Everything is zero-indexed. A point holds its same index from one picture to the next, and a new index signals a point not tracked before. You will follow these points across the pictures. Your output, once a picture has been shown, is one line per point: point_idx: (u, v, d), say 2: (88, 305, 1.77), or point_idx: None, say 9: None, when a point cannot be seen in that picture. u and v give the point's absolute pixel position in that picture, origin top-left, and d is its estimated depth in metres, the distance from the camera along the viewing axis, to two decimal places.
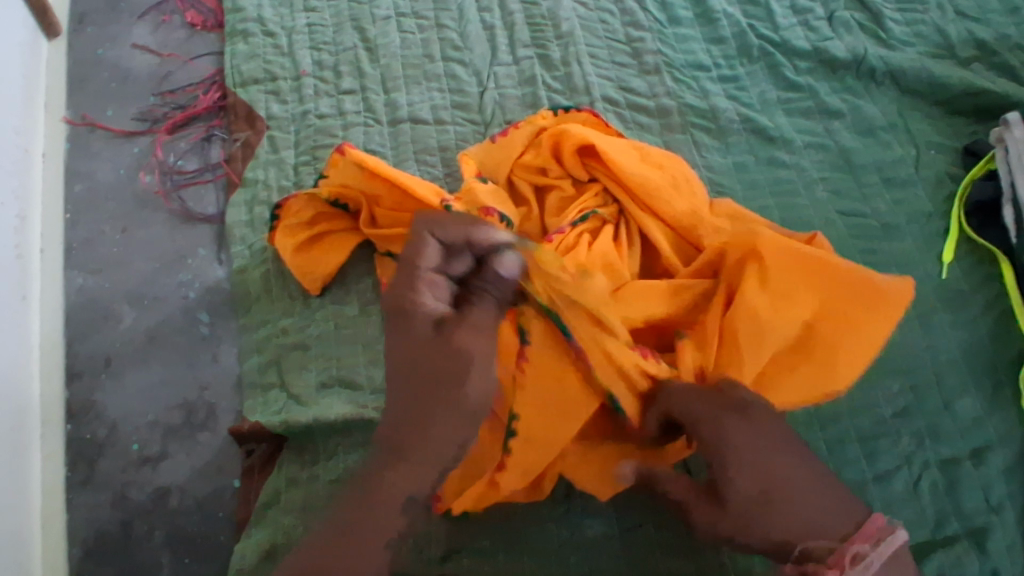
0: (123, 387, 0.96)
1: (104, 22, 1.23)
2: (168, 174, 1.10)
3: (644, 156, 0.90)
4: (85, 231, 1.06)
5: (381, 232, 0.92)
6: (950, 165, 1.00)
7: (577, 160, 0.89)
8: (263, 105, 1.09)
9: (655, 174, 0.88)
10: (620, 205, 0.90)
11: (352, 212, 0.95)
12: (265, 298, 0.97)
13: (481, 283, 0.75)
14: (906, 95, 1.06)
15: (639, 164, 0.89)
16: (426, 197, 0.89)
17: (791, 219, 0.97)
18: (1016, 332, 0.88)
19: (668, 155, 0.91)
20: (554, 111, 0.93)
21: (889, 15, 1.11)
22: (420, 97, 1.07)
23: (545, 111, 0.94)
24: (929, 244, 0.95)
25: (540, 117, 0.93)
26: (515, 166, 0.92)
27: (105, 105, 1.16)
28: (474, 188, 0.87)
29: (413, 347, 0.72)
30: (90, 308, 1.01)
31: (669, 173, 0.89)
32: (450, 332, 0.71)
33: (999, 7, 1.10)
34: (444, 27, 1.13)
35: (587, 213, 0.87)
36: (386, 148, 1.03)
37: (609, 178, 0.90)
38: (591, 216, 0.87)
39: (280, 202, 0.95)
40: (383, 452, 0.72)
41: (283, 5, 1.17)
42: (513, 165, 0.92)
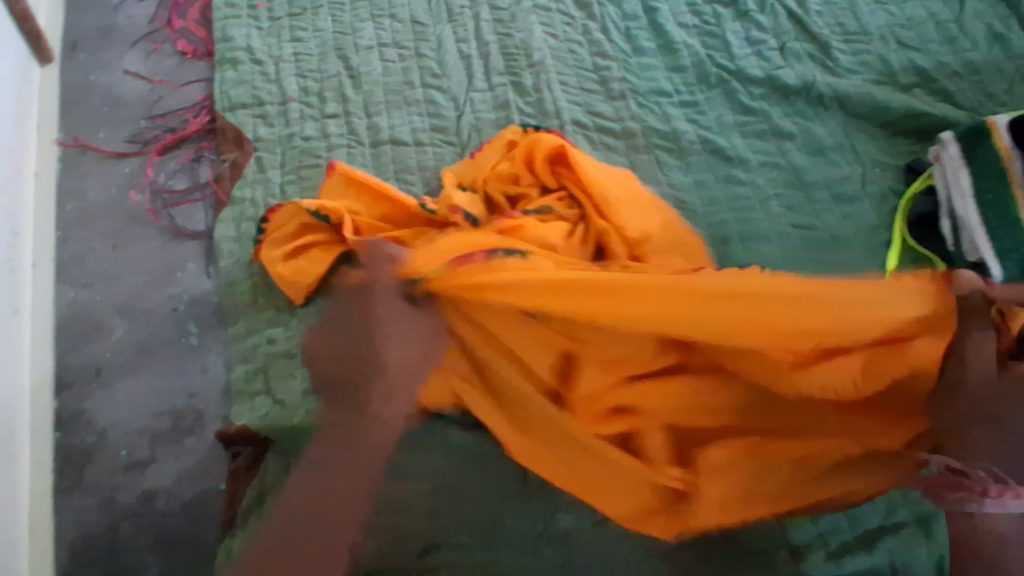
0: (111, 396, 1.00)
1: (95, 50, 1.29)
2: (158, 193, 1.15)
3: (613, 177, 0.97)
4: (76, 248, 1.10)
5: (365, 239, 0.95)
6: (894, 182, 1.09)
7: (545, 166, 0.96)
8: (251, 128, 1.15)
9: (613, 182, 0.95)
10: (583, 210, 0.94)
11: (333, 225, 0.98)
12: (252, 309, 1.01)
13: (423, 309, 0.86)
14: (852, 118, 1.14)
15: (600, 171, 0.96)
16: (403, 199, 0.98)
17: (749, 232, 1.04)
18: None
19: (625, 170, 1.01)
20: (521, 127, 1.02)
21: (836, 46, 1.20)
22: (402, 121, 1.14)
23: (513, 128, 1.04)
24: (876, 254, 1.02)
25: (513, 132, 1.02)
26: (487, 177, 0.99)
27: (97, 128, 1.21)
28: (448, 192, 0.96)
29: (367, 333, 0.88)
30: (80, 320, 1.05)
31: (625, 183, 0.97)
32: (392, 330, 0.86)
33: (937, 38, 1.21)
34: (425, 57, 1.20)
35: (545, 207, 0.93)
36: (368, 168, 1.09)
37: (574, 185, 0.96)
38: (549, 210, 0.93)
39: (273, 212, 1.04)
40: (344, 415, 0.85)
41: (270, 36, 1.23)
42: (486, 176, 0.99)
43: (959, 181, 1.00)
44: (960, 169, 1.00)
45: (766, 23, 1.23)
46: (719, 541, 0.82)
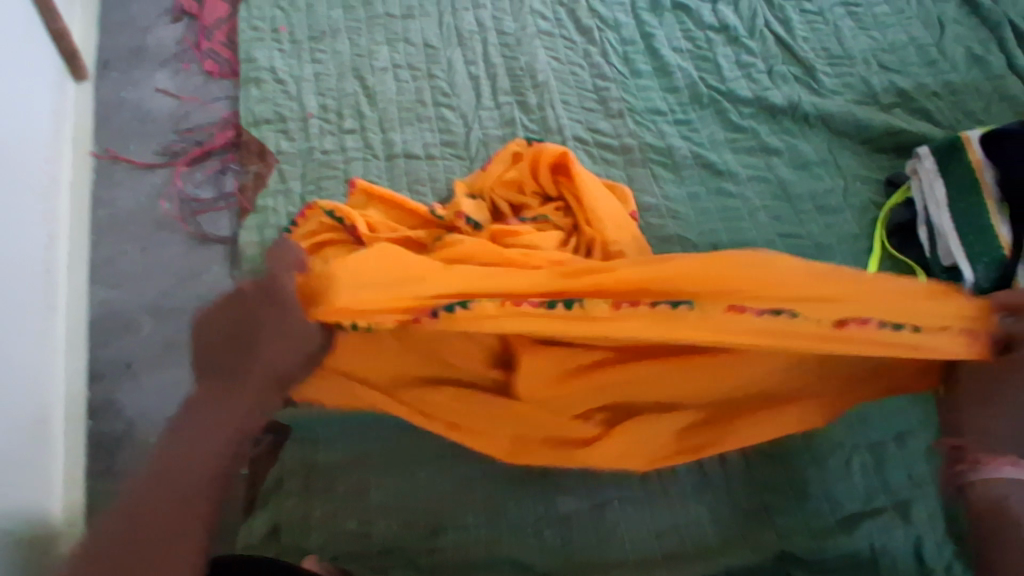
0: (140, 388, 1.07)
1: (127, 69, 1.37)
2: (184, 202, 1.22)
3: (609, 196, 1.04)
4: (108, 251, 1.18)
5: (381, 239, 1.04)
6: (875, 195, 1.16)
7: (550, 176, 1.05)
8: (273, 142, 1.22)
9: (603, 194, 1.03)
10: (575, 221, 1.02)
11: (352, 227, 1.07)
12: None
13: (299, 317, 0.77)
14: (836, 135, 1.22)
15: (594, 182, 1.03)
16: (418, 206, 1.09)
17: (738, 240, 1.11)
18: None
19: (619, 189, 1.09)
20: (528, 141, 1.09)
21: (821, 69, 1.28)
22: (414, 136, 1.22)
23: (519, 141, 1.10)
24: (858, 260, 1.09)
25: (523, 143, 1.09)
26: (497, 184, 1.07)
27: (128, 141, 1.29)
28: (458, 200, 1.04)
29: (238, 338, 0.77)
30: (112, 318, 1.12)
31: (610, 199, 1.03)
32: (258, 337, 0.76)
33: (917, 62, 1.29)
34: (436, 77, 1.28)
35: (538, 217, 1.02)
36: (382, 179, 1.18)
37: (573, 195, 1.03)
38: (540, 220, 1.02)
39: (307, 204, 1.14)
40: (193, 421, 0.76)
41: (292, 57, 1.32)
42: (495, 183, 1.08)
43: (932, 191, 1.08)
44: (934, 182, 1.08)
45: (755, 48, 1.31)
46: (707, 524, 0.90)
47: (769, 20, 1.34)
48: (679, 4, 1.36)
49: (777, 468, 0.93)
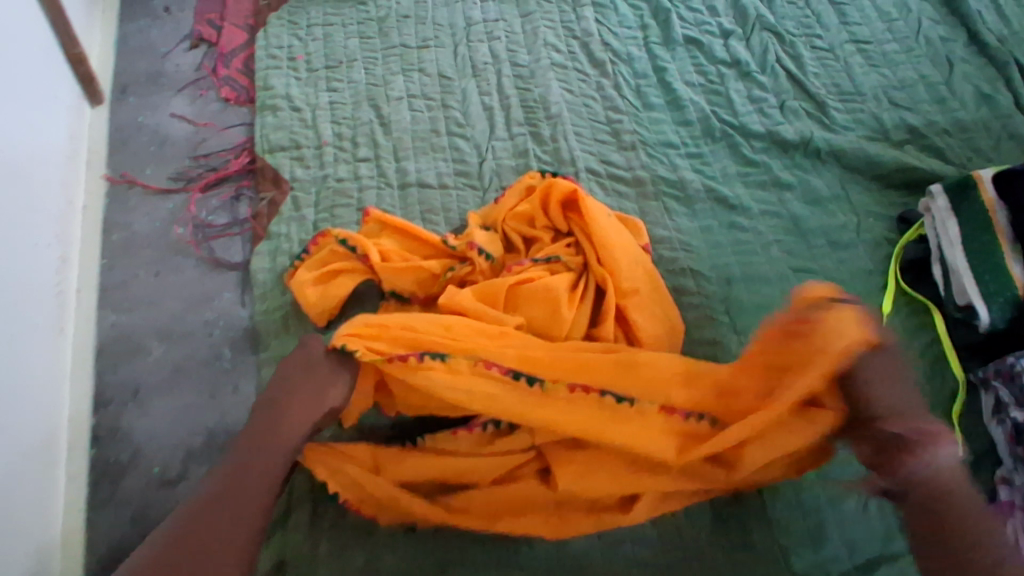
0: (148, 414, 1.06)
1: (144, 94, 1.39)
2: (198, 227, 1.23)
3: (619, 229, 1.04)
4: (120, 275, 1.18)
5: (390, 268, 1.04)
6: (887, 231, 1.16)
7: (561, 212, 1.05)
8: (288, 170, 1.23)
9: (620, 235, 1.03)
10: (586, 259, 1.02)
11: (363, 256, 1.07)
12: (281, 335, 1.08)
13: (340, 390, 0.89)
14: (848, 171, 1.22)
15: (611, 222, 1.03)
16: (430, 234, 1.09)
17: (751, 274, 1.11)
18: (949, 373, 1.02)
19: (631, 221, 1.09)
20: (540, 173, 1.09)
21: (832, 105, 1.29)
22: (428, 166, 1.23)
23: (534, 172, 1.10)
24: (871, 298, 1.10)
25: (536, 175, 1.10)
26: (508, 217, 1.08)
27: (144, 165, 1.30)
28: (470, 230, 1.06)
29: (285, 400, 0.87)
30: (122, 343, 1.12)
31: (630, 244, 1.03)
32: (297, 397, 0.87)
33: (927, 99, 1.30)
34: (451, 107, 1.29)
35: (552, 256, 1.01)
36: (396, 208, 1.18)
37: (583, 232, 1.04)
38: (554, 260, 1.01)
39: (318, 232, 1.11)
40: (243, 452, 0.83)
41: (308, 85, 1.33)
42: (507, 215, 1.08)
43: (946, 226, 1.08)
44: (947, 220, 1.08)
45: (767, 83, 1.32)
46: (723, 567, 0.89)
47: (780, 56, 1.35)
48: (692, 38, 1.37)
49: (793, 511, 0.91)
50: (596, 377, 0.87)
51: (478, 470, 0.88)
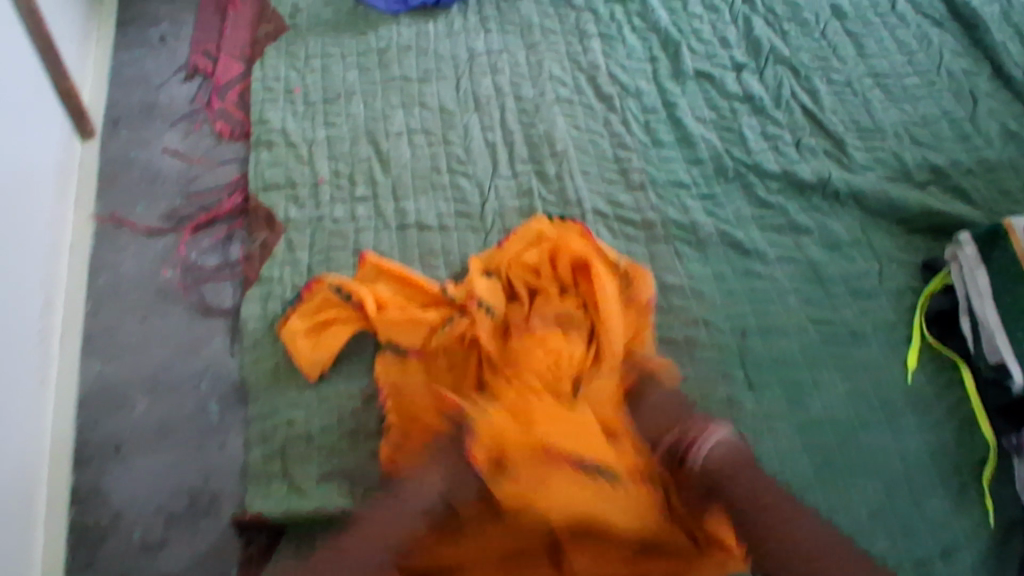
0: (131, 473, 1.01)
1: (136, 127, 1.34)
2: (188, 270, 1.18)
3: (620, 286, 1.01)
4: (106, 321, 1.13)
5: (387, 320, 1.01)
6: (911, 279, 1.10)
7: (567, 263, 1.02)
8: (282, 210, 1.18)
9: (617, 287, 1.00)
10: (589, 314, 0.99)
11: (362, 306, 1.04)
12: (272, 389, 1.03)
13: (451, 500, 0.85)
14: (868, 213, 1.16)
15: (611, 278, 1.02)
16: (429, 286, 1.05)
17: (767, 326, 1.06)
18: (977, 435, 0.98)
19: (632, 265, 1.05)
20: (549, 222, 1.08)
21: (851, 143, 1.23)
22: (428, 206, 1.18)
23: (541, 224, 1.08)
24: (896, 351, 1.04)
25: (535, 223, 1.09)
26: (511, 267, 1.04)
27: (134, 203, 1.25)
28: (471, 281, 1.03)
29: (405, 498, 0.84)
30: (106, 395, 1.07)
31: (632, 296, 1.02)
32: (423, 503, 0.84)
33: (951, 137, 1.24)
34: (452, 144, 1.24)
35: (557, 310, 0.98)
36: (394, 251, 1.13)
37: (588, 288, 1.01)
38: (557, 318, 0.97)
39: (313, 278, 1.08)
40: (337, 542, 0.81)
41: (305, 119, 1.28)
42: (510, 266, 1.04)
43: (977, 278, 1.02)
44: (977, 272, 1.02)
45: (782, 119, 1.26)
46: None
47: (795, 91, 1.30)
48: (703, 71, 1.32)
49: None
50: (607, 455, 0.84)
51: (479, 562, 0.83)
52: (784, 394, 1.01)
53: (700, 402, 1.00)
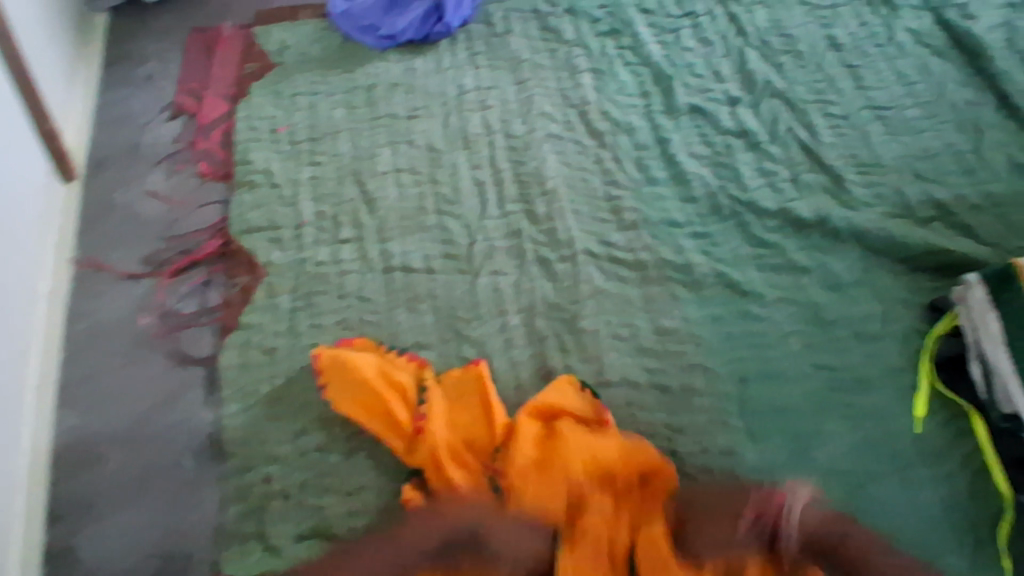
0: (101, 532, 0.96)
1: (119, 168, 1.32)
2: (165, 316, 1.14)
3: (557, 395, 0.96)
4: (82, 370, 1.09)
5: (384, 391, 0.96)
6: (917, 320, 1.05)
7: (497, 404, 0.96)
8: (264, 252, 1.15)
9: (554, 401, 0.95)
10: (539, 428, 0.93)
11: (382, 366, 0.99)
12: (250, 443, 0.99)
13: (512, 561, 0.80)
14: (870, 252, 1.11)
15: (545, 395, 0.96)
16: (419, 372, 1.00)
17: (767, 372, 1.01)
18: (993, 488, 0.92)
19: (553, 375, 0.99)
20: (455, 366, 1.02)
21: (851, 178, 1.19)
22: (414, 247, 1.14)
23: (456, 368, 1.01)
24: (902, 397, 0.99)
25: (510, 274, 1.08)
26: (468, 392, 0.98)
27: (113, 247, 1.22)
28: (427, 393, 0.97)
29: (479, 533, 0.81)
30: (79, 449, 1.03)
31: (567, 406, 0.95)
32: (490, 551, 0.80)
33: (954, 170, 1.20)
34: (440, 183, 1.21)
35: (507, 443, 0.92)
36: (379, 296, 1.09)
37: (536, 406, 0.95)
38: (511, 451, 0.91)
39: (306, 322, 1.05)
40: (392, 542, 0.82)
41: (290, 159, 1.25)
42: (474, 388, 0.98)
43: (986, 316, 0.97)
44: (987, 314, 0.97)
45: (778, 154, 1.22)
46: None
47: (792, 125, 1.26)
48: (696, 106, 1.28)
49: None
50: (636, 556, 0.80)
51: None
52: (786, 446, 0.96)
53: (697, 455, 0.95)
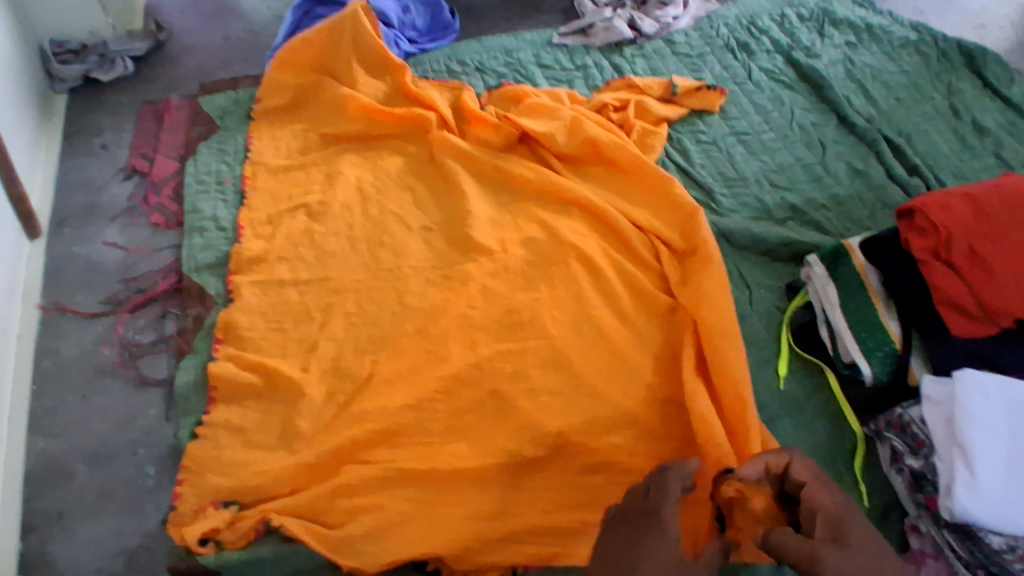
0: (72, 540, 1.07)
1: (80, 225, 1.45)
2: (125, 347, 1.27)
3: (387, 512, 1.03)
4: (51, 402, 1.21)
5: (422, 488, 1.06)
6: (779, 300, 1.26)
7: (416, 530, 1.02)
8: (215, 285, 1.30)
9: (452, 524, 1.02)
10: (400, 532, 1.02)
11: (466, 492, 1.06)
12: (213, 448, 1.11)
13: (221, 342, 1.22)
14: (736, 249, 1.33)
15: (430, 534, 1.02)
16: (484, 415, 1.12)
17: (656, 353, 1.18)
18: (848, 430, 1.10)
19: (375, 508, 1.03)
20: (390, 534, 1.02)
21: (720, 192, 1.43)
22: (350, 271, 1.30)
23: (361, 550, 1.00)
24: (768, 364, 1.18)
25: (432, 128, 1.49)
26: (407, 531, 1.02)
27: (75, 293, 1.35)
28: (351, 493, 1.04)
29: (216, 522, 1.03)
30: (48, 469, 1.14)
31: (393, 515, 1.03)
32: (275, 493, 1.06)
33: (805, 180, 1.44)
34: (371, 217, 1.38)
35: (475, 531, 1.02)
36: (316, 317, 1.24)
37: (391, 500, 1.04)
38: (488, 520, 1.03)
39: (207, 363, 1.20)
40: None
41: (234, 207, 1.42)
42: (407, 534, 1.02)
43: (833, 305, 1.13)
44: (825, 287, 1.16)
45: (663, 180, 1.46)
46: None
47: (669, 152, 1.51)
48: None
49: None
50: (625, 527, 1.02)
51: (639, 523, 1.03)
52: (670, 415, 1.13)
53: (594, 425, 1.10)
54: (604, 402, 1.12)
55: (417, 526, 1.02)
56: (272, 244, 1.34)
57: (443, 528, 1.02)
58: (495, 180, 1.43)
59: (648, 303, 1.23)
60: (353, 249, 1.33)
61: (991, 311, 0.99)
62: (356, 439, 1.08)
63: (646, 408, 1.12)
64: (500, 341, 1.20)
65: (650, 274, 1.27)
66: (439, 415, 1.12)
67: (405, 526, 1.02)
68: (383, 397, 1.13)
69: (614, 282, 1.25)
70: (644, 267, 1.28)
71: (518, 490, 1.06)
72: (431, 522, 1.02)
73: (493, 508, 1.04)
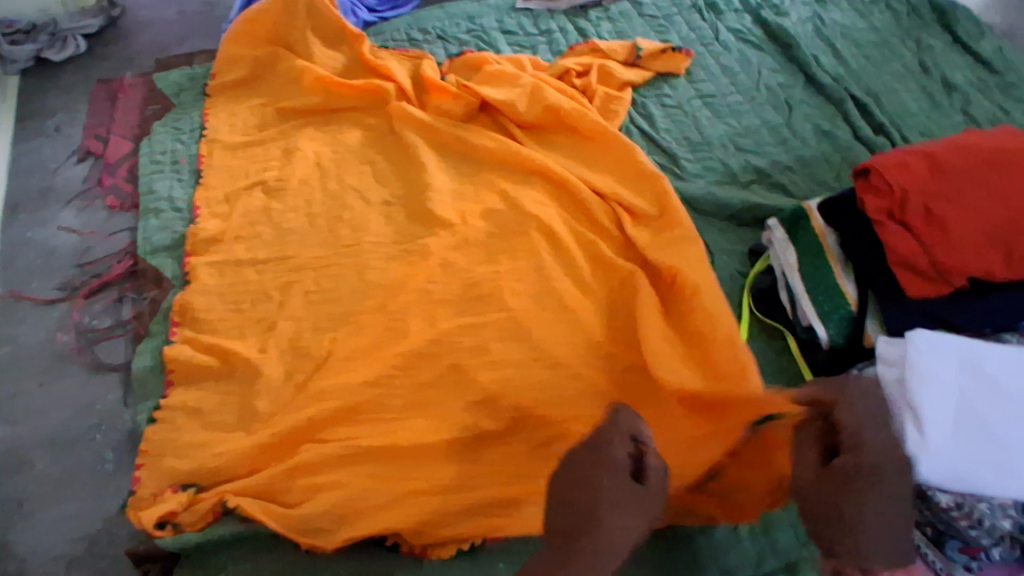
0: (32, 526, 1.07)
1: (34, 210, 1.43)
2: (82, 333, 1.26)
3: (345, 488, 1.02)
4: (9, 390, 1.20)
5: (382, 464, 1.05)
6: (741, 265, 1.25)
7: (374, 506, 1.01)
8: (171, 267, 1.29)
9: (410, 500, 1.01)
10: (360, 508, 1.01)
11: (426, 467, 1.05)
12: (172, 431, 1.10)
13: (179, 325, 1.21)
14: (699, 215, 1.32)
15: (389, 509, 1.01)
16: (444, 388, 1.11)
17: (618, 321, 1.17)
18: None
19: (333, 486, 1.02)
20: (347, 511, 1.00)
21: (684, 157, 1.41)
22: (309, 248, 1.29)
23: (318, 527, 0.99)
24: None
25: (391, 99, 1.46)
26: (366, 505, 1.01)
27: (31, 279, 1.33)
28: (310, 469, 1.03)
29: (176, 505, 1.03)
30: (7, 457, 1.13)
31: (351, 492, 1.02)
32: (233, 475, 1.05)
33: (771, 141, 1.42)
34: (329, 192, 1.36)
35: (433, 506, 1.01)
36: (274, 296, 1.23)
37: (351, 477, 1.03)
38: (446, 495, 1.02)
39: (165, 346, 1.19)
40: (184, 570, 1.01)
41: (190, 186, 1.40)
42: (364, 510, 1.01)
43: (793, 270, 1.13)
44: (785, 250, 1.16)
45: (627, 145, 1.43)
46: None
47: (633, 117, 1.48)
48: None
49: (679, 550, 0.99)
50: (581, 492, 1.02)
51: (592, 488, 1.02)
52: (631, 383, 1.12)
53: (555, 395, 1.09)
54: (564, 373, 1.11)
55: (374, 501, 1.01)
56: (229, 223, 1.32)
57: (401, 503, 1.01)
58: (455, 150, 1.41)
59: (607, 270, 1.22)
60: (311, 226, 1.32)
61: (946, 271, 0.98)
62: (315, 417, 1.08)
63: (607, 377, 1.12)
64: (461, 314, 1.19)
65: (611, 242, 1.26)
66: (399, 391, 1.11)
67: (362, 502, 1.01)
68: (342, 374, 1.12)
69: (574, 252, 1.23)
70: (605, 236, 1.27)
71: (475, 463, 1.05)
72: (389, 497, 1.01)
73: (449, 483, 1.03)
